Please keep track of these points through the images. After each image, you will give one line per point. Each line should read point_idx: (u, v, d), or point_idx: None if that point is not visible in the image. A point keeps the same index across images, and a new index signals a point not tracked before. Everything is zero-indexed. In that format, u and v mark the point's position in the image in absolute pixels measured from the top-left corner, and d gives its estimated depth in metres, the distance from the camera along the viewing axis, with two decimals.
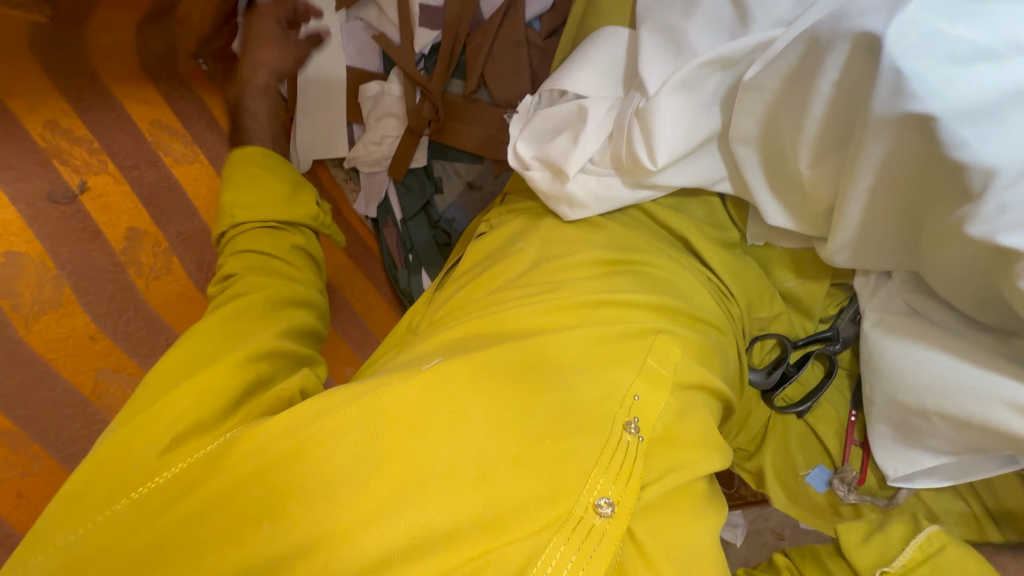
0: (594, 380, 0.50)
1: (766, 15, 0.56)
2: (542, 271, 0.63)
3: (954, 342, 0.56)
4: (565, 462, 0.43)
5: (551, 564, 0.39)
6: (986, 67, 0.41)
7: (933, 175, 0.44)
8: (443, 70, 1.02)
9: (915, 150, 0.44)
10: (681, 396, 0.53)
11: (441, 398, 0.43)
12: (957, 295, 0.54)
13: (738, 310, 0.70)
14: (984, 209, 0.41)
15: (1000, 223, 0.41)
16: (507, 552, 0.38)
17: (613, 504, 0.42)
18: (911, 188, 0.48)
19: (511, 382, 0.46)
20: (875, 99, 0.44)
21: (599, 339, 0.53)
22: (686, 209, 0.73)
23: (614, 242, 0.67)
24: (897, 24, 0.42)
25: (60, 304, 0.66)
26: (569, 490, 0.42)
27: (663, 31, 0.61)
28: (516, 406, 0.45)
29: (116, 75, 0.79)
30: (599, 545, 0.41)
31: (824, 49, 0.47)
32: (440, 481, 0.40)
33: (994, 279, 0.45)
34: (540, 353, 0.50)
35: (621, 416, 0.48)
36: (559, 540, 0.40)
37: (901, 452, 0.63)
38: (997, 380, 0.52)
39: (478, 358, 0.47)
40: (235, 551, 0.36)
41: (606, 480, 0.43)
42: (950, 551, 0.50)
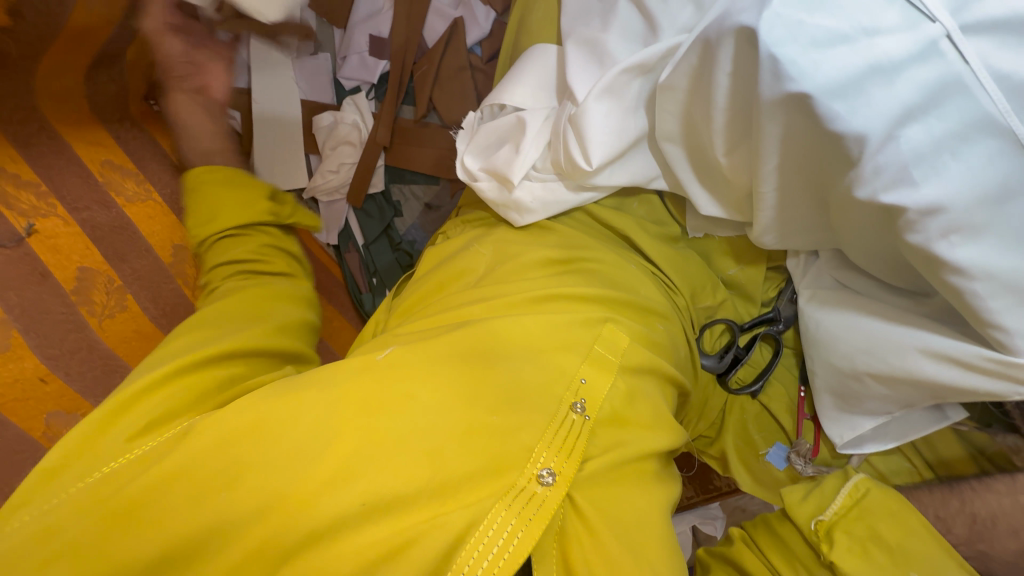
0: (540, 365, 0.52)
1: (671, 23, 0.61)
2: (498, 273, 0.66)
3: (875, 306, 0.61)
4: (509, 440, 0.47)
5: (490, 528, 0.43)
6: (844, 48, 0.46)
7: (823, 148, 0.49)
8: (393, 98, 1.06)
9: (802, 128, 0.49)
10: (631, 379, 0.56)
11: (393, 385, 0.46)
12: (870, 262, 0.59)
13: (683, 300, 0.74)
14: (865, 172, 0.47)
15: (879, 183, 0.47)
16: (452, 519, 0.43)
17: (554, 475, 0.47)
18: (808, 163, 0.53)
19: (461, 369, 0.50)
20: (762, 85, 0.49)
21: (546, 328, 0.55)
22: (627, 208, 0.78)
23: (563, 242, 0.70)
24: (766, 18, 0.47)
25: (8, 347, 0.65)
26: (511, 464, 0.46)
27: (585, 44, 0.66)
28: (465, 390, 0.48)
29: (66, 120, 0.79)
30: (538, 510, 0.45)
31: (715, 47, 0.52)
32: (393, 459, 0.43)
33: (889, 234, 0.50)
34: (489, 342, 0.53)
35: (567, 399, 0.51)
36: (501, 507, 0.44)
37: (845, 419, 0.66)
38: (911, 332, 0.57)
39: (432, 351, 0.50)
40: (197, 514, 0.40)
41: (549, 454, 0.47)
42: (872, 495, 0.55)
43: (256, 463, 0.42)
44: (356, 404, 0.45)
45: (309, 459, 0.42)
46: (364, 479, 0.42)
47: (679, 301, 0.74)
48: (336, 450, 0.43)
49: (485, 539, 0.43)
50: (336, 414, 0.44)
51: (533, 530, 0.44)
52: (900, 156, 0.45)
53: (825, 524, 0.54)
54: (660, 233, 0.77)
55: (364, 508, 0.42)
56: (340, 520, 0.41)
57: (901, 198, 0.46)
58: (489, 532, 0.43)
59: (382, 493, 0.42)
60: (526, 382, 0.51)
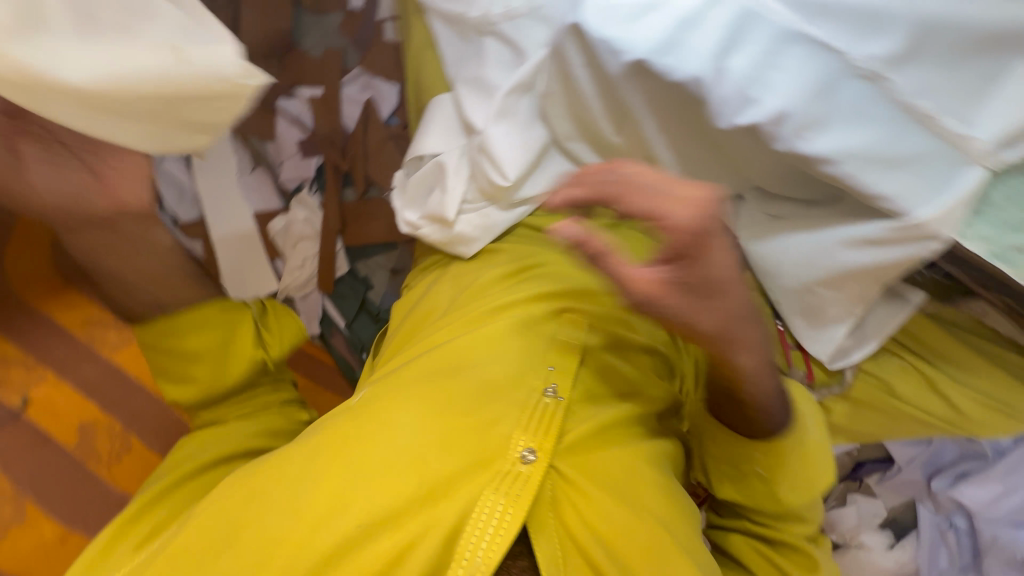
0: (504, 364, 0.59)
1: (533, 44, 0.71)
2: (463, 298, 0.70)
3: (802, 221, 0.64)
4: (485, 434, 0.54)
5: (485, 511, 0.50)
6: (655, 14, 0.57)
7: (679, 98, 0.59)
8: (333, 186, 1.13)
9: (651, 86, 0.59)
10: (592, 358, 0.62)
11: (377, 417, 0.54)
12: (777, 183, 0.63)
13: None
14: (717, 100, 0.55)
15: (731, 106, 0.54)
16: (445, 514, 0.50)
17: (536, 451, 0.53)
18: (677, 114, 0.61)
19: (434, 386, 0.56)
20: (606, 63, 0.59)
21: (511, 330, 0.61)
22: (562, 210, 0.81)
23: (511, 256, 0.74)
24: (588, 12, 0.59)
25: (23, 519, 0.79)
26: (496, 454, 0.53)
27: (472, 83, 0.75)
28: (441, 403, 0.55)
29: (42, 296, 0.88)
30: (525, 486, 0.51)
31: (562, 49, 0.63)
32: (389, 479, 0.51)
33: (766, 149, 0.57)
34: (452, 357, 0.59)
35: (541, 385, 0.57)
36: (492, 491, 0.51)
37: (819, 336, 0.69)
38: (836, 230, 0.60)
39: (407, 378, 0.57)
40: (210, 567, 0.49)
41: (528, 436, 0.54)
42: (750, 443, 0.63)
43: (268, 515, 0.51)
44: (354, 442, 0.53)
45: (311, 495, 0.51)
46: (365, 501, 0.51)
47: None
48: (336, 491, 0.51)
49: (480, 524, 0.50)
50: (332, 458, 0.53)
51: (518, 504, 0.50)
52: (776, 96, 0.53)
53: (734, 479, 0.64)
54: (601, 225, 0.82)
55: (369, 524, 0.50)
56: (348, 537, 0.49)
57: (752, 112, 0.53)
58: (485, 516, 0.50)
59: (382, 509, 0.50)
60: (494, 382, 0.57)
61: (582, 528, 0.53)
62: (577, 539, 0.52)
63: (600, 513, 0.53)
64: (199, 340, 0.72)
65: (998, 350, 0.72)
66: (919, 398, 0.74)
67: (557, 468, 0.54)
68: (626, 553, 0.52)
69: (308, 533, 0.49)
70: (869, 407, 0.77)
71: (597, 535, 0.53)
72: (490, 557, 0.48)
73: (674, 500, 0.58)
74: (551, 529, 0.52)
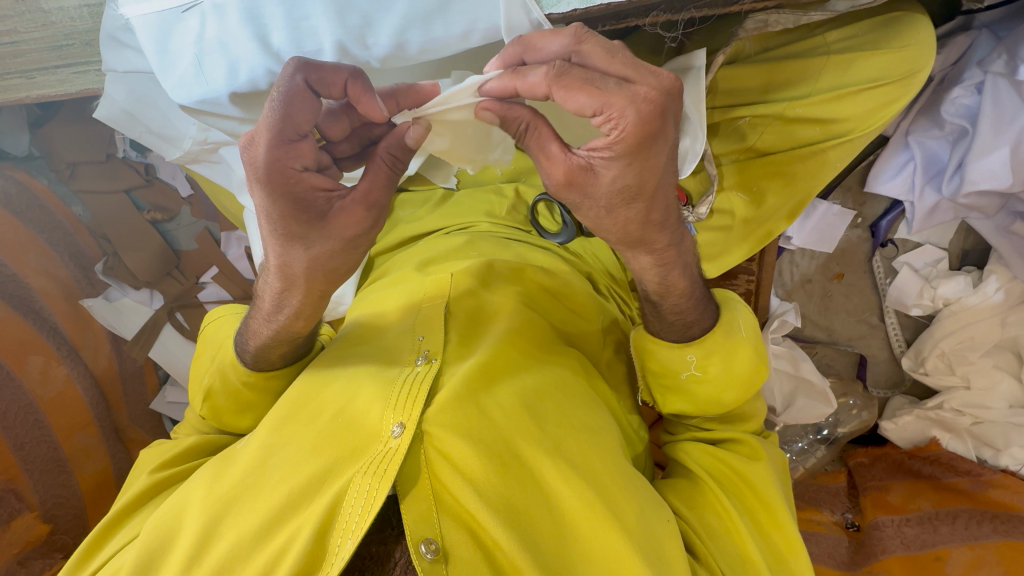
0: (375, 354, 0.65)
1: (220, 135, 0.72)
2: (365, 301, 0.75)
3: (290, 117, 0.44)
4: (360, 425, 0.58)
5: (353, 490, 0.53)
6: None
7: (225, 45, 0.49)
8: None
9: (181, 51, 0.51)
10: (454, 314, 0.67)
11: (256, 455, 0.59)
12: (292, 112, 0.44)
13: (494, 221, 0.82)
14: (250, 22, 0.48)
15: (263, 46, 0.48)
16: (320, 505, 0.54)
17: (404, 424, 0.56)
18: (239, 70, 0.50)
19: (313, 403, 0.62)
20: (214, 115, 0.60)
21: (385, 317, 0.69)
22: (400, 219, 0.88)
23: (381, 273, 0.81)
24: None
25: None
26: (369, 439, 0.57)
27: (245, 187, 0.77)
28: (318, 411, 0.61)
29: None
30: (391, 457, 0.54)
31: (228, 141, 0.72)
32: (271, 499, 0.55)
33: (352, 16, 0.46)
34: (329, 363, 0.66)
35: (413, 358, 0.63)
36: (359, 476, 0.54)
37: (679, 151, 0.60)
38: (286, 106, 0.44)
39: (284, 408, 0.63)
40: None
41: (396, 414, 0.57)
42: (736, 307, 0.67)
43: (175, 549, 0.55)
44: (244, 467, 0.58)
45: (197, 519, 0.56)
46: (241, 522, 0.55)
47: (480, 227, 0.82)
48: (223, 503, 0.56)
49: (348, 509, 0.53)
50: (227, 483, 0.58)
51: (385, 480, 0.53)
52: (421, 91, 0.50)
53: (691, 374, 0.64)
54: (430, 207, 0.88)
55: (251, 536, 0.53)
56: (229, 556, 0.53)
57: (299, 23, 0.47)
58: (355, 500, 0.53)
59: (257, 525, 0.54)
60: (364, 372, 0.63)
61: (452, 477, 0.54)
62: (452, 492, 0.54)
63: (468, 460, 0.55)
64: (237, 409, 0.70)
65: (823, 38, 0.64)
66: (792, 139, 0.67)
67: (433, 433, 0.56)
68: (499, 494, 0.55)
69: (194, 552, 0.53)
70: (775, 171, 0.69)
71: (469, 487, 0.54)
72: (354, 536, 0.51)
73: (553, 431, 0.60)
74: (424, 491, 0.54)
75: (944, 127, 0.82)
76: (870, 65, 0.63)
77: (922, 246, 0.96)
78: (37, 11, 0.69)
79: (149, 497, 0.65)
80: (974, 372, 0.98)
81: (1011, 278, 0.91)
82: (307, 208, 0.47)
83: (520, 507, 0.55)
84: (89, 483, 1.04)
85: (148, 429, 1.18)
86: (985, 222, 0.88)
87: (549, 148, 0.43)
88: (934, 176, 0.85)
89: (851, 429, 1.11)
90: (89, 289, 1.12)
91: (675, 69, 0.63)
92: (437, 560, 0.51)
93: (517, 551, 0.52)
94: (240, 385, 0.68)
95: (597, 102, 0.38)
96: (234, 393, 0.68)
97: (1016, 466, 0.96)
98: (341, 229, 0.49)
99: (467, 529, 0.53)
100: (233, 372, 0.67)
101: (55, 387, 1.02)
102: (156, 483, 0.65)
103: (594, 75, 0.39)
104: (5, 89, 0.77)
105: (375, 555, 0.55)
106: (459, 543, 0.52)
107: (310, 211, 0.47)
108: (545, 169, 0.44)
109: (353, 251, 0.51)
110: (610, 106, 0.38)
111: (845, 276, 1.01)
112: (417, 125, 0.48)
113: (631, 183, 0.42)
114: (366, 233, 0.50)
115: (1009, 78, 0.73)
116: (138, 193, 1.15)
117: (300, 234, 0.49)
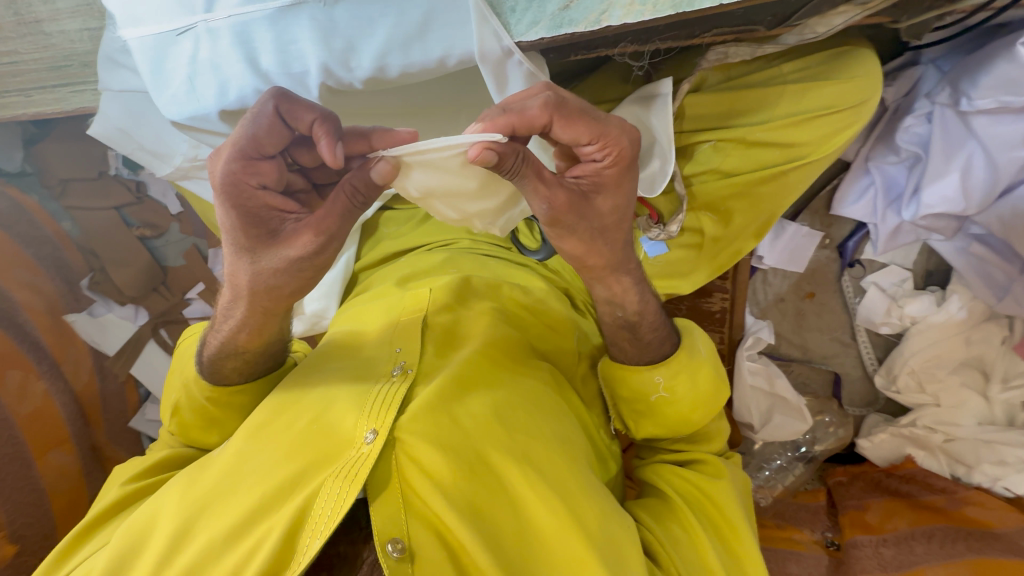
0: (353, 365, 0.66)
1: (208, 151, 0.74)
2: (345, 317, 0.76)
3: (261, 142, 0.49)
4: (335, 432, 0.59)
5: (324, 494, 0.54)
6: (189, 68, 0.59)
7: (216, 64, 0.52)
8: None
9: (173, 71, 0.54)
10: (433, 326, 0.69)
11: (230, 462, 0.59)
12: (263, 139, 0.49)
13: (472, 241, 0.85)
14: (241, 45, 0.51)
15: (253, 67, 0.52)
16: (290, 508, 0.54)
17: (377, 430, 0.57)
18: (229, 89, 0.53)
19: (287, 415, 0.62)
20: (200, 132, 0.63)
21: (363, 331, 0.71)
22: (383, 236, 0.91)
23: (362, 290, 0.84)
24: None
25: None
26: (341, 446, 0.58)
27: None
28: (292, 420, 0.61)
29: None
30: (362, 461, 0.55)
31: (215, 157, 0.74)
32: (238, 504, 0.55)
33: (336, 40, 0.49)
34: (306, 376, 0.67)
35: (390, 368, 0.64)
36: (330, 480, 0.55)
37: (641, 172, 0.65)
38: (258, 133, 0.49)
39: (257, 418, 0.63)
40: None
41: (369, 420, 0.58)
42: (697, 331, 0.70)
43: (145, 554, 0.55)
44: (217, 472, 0.59)
45: (170, 523, 0.56)
46: (212, 526, 0.55)
47: (460, 245, 0.84)
48: (196, 507, 0.56)
49: (318, 512, 0.53)
50: (200, 489, 0.58)
51: (355, 483, 0.54)
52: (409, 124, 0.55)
53: (662, 395, 0.65)
54: (413, 224, 0.90)
55: (222, 539, 0.53)
56: (199, 556, 0.53)
57: (286, 48, 0.50)
58: (325, 503, 0.53)
59: (226, 529, 0.54)
60: (341, 382, 0.64)
61: (422, 481, 0.55)
62: (421, 495, 0.55)
63: (437, 465, 0.56)
64: (208, 422, 0.69)
65: (780, 70, 0.68)
66: (756, 162, 0.71)
67: (405, 440, 0.57)
68: (467, 498, 0.55)
69: (165, 555, 0.53)
70: (740, 193, 0.74)
71: (438, 491, 0.55)
72: (323, 536, 0.52)
73: (525, 438, 0.61)
74: (394, 494, 0.55)
75: (900, 153, 0.86)
76: (825, 92, 0.67)
77: (888, 265, 1.00)
78: (38, 34, 0.73)
79: (117, 509, 0.64)
80: (943, 389, 1.01)
81: (971, 297, 0.95)
82: (259, 224, 0.51)
83: (486, 513, 0.55)
84: (62, 502, 1.01)
85: (126, 447, 1.16)
86: (945, 243, 0.92)
87: (546, 175, 0.48)
88: (893, 200, 0.90)
89: (828, 446, 1.12)
90: (74, 304, 1.12)
91: (643, 98, 0.69)
92: (404, 559, 0.52)
93: (482, 554, 0.52)
94: (207, 400, 0.68)
95: (594, 132, 0.47)
96: (202, 409, 0.69)
97: (988, 482, 0.98)
98: (286, 248, 0.52)
99: (434, 531, 0.54)
100: (196, 388, 0.68)
101: (32, 403, 1.00)
102: (126, 494, 0.65)
103: (588, 106, 0.47)
104: (3, 107, 0.80)
105: (344, 554, 0.57)
106: (427, 546, 0.53)
107: (262, 227, 0.51)
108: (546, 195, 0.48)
109: (295, 273, 0.53)
110: (605, 138, 0.47)
111: (817, 295, 1.05)
112: (384, 162, 0.47)
113: (621, 205, 0.52)
114: (309, 258, 0.52)
115: (954, 109, 0.77)
116: (128, 210, 1.17)
117: (249, 247, 0.53)
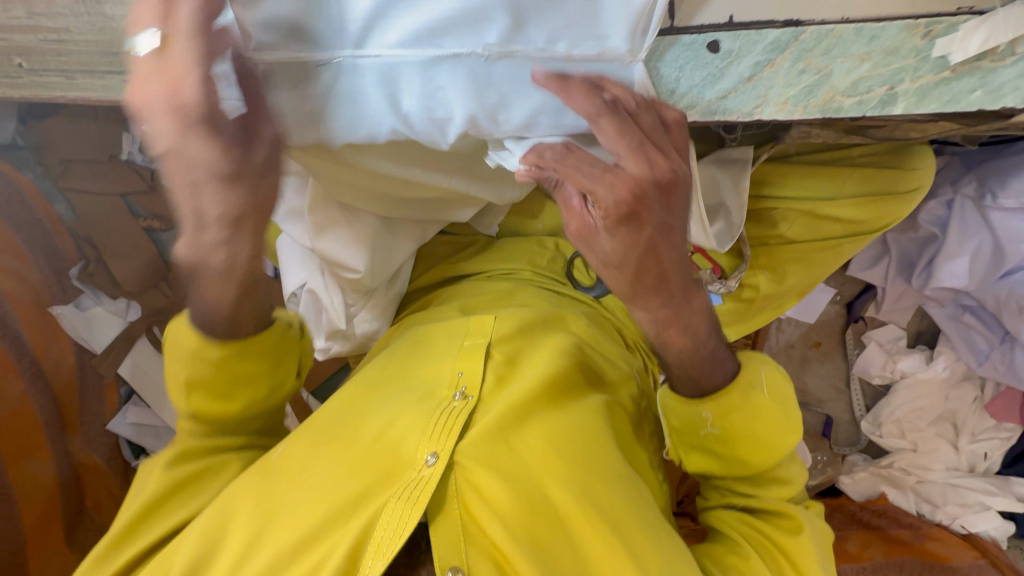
0: (415, 385, 0.65)
1: None
2: (417, 332, 0.74)
3: None
4: (397, 451, 0.59)
5: (385, 518, 0.54)
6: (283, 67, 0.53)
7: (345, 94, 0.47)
8: None
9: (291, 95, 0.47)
10: (498, 349, 0.68)
11: (292, 478, 0.59)
12: None
13: (531, 272, 0.85)
14: (385, 84, 0.47)
15: (391, 106, 0.48)
16: (354, 526, 0.54)
17: (438, 453, 0.57)
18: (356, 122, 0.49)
19: (353, 435, 0.61)
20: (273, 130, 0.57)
21: (430, 351, 0.69)
22: (433, 257, 0.89)
23: (431, 309, 0.81)
24: None
25: None
26: (402, 466, 0.58)
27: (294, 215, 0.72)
28: (355, 436, 0.61)
29: None
30: (421, 487, 0.55)
31: None
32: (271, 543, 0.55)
33: (490, 93, 0.48)
34: (376, 391, 0.66)
35: (449, 393, 0.63)
36: (392, 504, 0.55)
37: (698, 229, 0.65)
38: None
39: (314, 436, 0.63)
40: None
41: (431, 442, 0.58)
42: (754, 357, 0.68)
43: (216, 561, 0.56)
44: (281, 484, 0.59)
45: (238, 533, 0.56)
46: (280, 535, 0.55)
47: (522, 274, 0.85)
48: (262, 518, 0.57)
49: (380, 532, 0.54)
50: (265, 500, 0.58)
51: (417, 506, 0.54)
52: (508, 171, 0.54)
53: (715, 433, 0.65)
54: (473, 251, 0.90)
55: (286, 553, 0.54)
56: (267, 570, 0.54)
57: (436, 96, 0.48)
58: (388, 524, 0.54)
59: (290, 542, 0.55)
60: (405, 402, 0.63)
61: (482, 510, 0.56)
62: (481, 523, 0.56)
63: (498, 493, 0.56)
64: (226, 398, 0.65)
65: (849, 152, 0.75)
66: (817, 232, 0.77)
67: (463, 465, 0.58)
68: (524, 530, 0.55)
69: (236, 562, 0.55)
70: (795, 257, 0.79)
71: (496, 518, 0.55)
72: (385, 557, 0.52)
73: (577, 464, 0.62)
74: (455, 516, 0.56)
75: (918, 231, 0.95)
76: (889, 178, 0.73)
77: (887, 324, 1.11)
78: (96, 16, 0.66)
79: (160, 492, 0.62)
80: (921, 437, 1.13)
81: (955, 359, 1.07)
82: None
83: (545, 546, 0.55)
84: (34, 512, 0.88)
85: (102, 453, 1.05)
86: (937, 309, 1.03)
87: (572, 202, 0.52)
88: (905, 268, 1.01)
89: (819, 482, 1.18)
90: (60, 296, 1.02)
91: (724, 159, 0.72)
92: None
93: None
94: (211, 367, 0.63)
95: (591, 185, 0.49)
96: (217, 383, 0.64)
97: (948, 520, 1.11)
98: None
99: (493, 560, 0.55)
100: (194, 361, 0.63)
101: (9, 405, 0.88)
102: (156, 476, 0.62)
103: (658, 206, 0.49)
104: (35, 85, 0.71)
105: None
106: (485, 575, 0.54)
107: None
108: (564, 219, 0.53)
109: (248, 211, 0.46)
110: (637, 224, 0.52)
111: (822, 344, 1.17)
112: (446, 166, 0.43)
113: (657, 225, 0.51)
114: None
115: (975, 202, 0.87)
116: (135, 198, 1.06)
117: None
